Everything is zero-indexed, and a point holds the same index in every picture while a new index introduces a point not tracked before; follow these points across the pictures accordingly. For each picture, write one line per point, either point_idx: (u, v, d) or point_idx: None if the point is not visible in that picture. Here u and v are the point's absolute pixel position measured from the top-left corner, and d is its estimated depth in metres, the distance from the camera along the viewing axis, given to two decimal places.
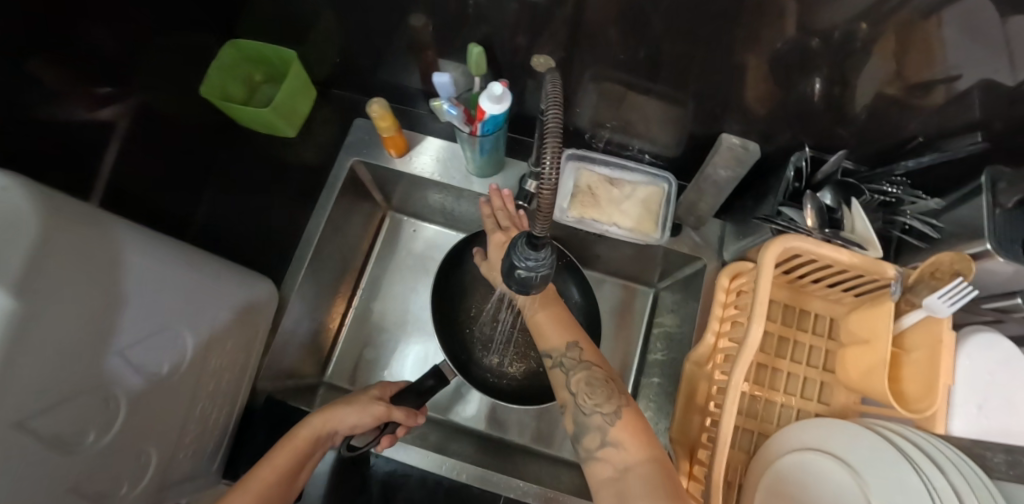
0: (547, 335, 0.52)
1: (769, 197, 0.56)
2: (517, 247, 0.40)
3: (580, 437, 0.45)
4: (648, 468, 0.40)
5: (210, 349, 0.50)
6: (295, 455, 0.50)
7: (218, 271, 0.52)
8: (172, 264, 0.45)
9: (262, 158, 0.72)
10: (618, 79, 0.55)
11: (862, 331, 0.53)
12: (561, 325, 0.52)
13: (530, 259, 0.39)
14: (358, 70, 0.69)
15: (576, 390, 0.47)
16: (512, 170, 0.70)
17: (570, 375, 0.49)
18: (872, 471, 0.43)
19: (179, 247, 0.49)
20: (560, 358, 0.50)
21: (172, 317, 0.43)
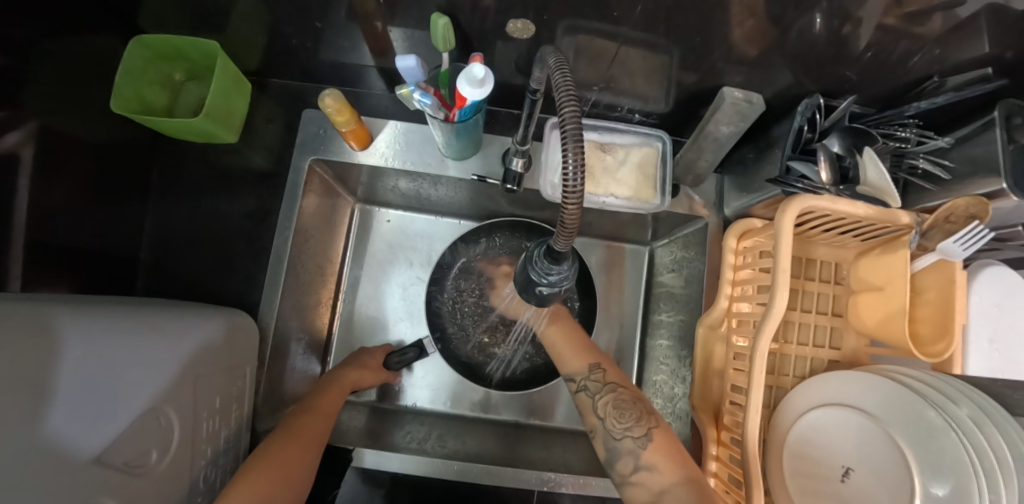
0: (568, 363, 0.56)
1: (776, 151, 0.52)
2: (535, 260, 0.36)
3: (614, 462, 0.47)
4: (683, 488, 0.41)
5: (200, 410, 0.45)
6: (339, 397, 0.56)
7: (184, 320, 0.46)
8: (113, 334, 0.38)
9: (203, 173, 0.61)
10: (599, 38, 0.48)
11: (875, 279, 0.53)
12: (579, 352, 0.56)
13: (552, 275, 0.35)
14: (289, 49, 0.58)
15: (604, 413, 0.50)
16: (493, 147, 0.61)
17: (596, 398, 0.51)
18: (899, 421, 0.45)
19: (123, 312, 0.42)
20: (582, 384, 0.53)
21: (143, 396, 0.38)
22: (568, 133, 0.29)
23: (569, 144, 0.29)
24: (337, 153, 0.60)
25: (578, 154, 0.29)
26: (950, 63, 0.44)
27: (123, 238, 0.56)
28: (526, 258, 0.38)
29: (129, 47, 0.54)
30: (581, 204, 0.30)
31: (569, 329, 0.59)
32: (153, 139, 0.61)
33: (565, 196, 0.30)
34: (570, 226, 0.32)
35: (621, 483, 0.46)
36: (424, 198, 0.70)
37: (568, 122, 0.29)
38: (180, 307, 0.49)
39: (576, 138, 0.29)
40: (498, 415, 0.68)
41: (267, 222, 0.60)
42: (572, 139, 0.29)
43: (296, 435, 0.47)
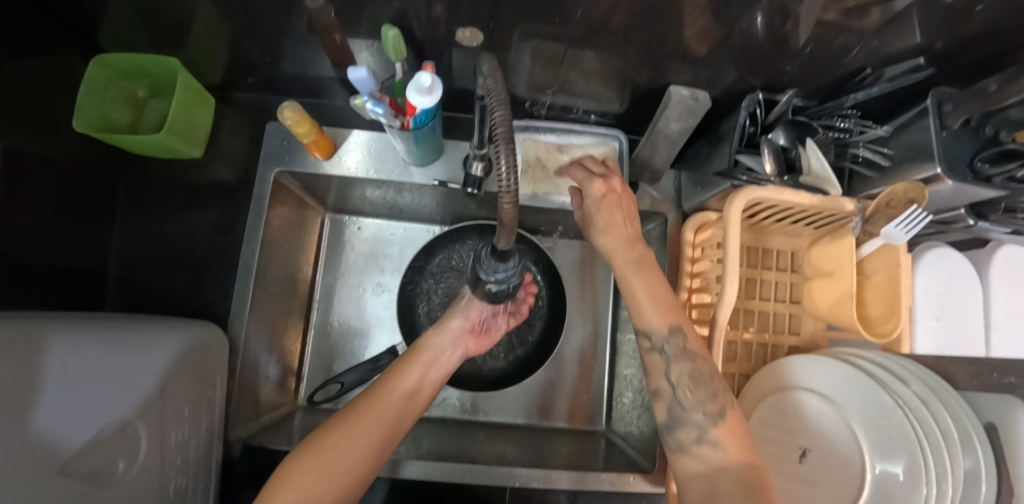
0: (642, 310, 0.47)
1: (724, 145, 0.54)
2: (483, 259, 0.38)
3: (673, 428, 0.43)
4: (747, 473, 0.38)
5: (170, 423, 0.45)
6: (415, 375, 0.53)
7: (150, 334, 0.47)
8: (85, 347, 0.40)
9: (170, 188, 0.62)
10: (552, 41, 0.49)
11: (825, 265, 0.55)
12: (652, 288, 0.47)
13: (499, 272, 0.37)
14: (253, 63, 0.59)
15: (677, 381, 0.44)
16: (454, 153, 0.62)
17: (672, 364, 0.44)
18: (853, 403, 0.47)
19: (87, 329, 0.42)
20: (658, 345, 0.45)
21: (114, 407, 0.39)
22: (499, 137, 0.31)
23: (501, 147, 0.30)
24: (304, 164, 0.61)
25: (510, 154, 0.30)
26: (884, 54, 0.46)
27: (91, 254, 0.57)
28: (474, 258, 0.39)
29: (89, 67, 0.55)
30: (518, 202, 0.32)
31: (623, 236, 0.49)
32: (120, 154, 0.62)
33: (501, 196, 0.31)
34: (508, 224, 0.33)
35: (676, 450, 0.42)
36: (393, 205, 0.71)
37: (497, 125, 0.31)
38: (144, 323, 0.49)
39: (508, 142, 0.30)
40: (488, 416, 0.70)
41: (234, 234, 0.61)
42: (503, 141, 0.30)
43: (358, 416, 0.46)
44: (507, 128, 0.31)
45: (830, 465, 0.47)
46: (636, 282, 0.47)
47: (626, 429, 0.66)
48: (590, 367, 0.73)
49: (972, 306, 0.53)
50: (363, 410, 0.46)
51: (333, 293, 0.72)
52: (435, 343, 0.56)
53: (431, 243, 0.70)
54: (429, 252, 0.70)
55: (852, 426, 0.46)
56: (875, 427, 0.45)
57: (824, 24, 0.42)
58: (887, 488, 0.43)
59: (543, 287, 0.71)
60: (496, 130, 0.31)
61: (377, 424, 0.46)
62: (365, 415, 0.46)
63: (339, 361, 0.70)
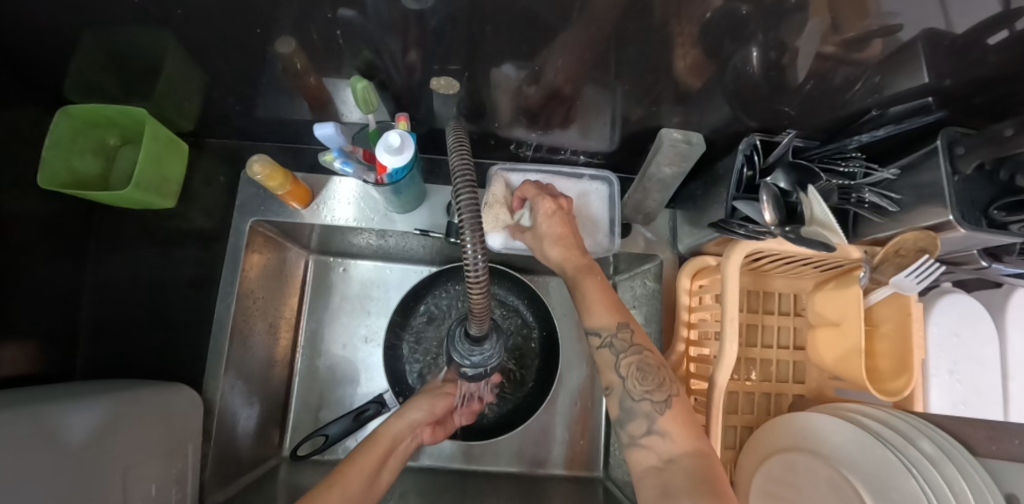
0: (589, 312, 0.45)
1: (721, 191, 0.51)
2: (457, 340, 0.35)
3: (625, 422, 0.41)
4: (695, 463, 0.36)
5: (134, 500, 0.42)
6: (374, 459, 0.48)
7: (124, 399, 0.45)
8: (61, 412, 0.39)
9: (143, 241, 0.59)
10: (533, 81, 0.46)
11: (831, 313, 0.51)
12: (606, 301, 0.45)
13: (475, 355, 0.34)
14: (227, 111, 0.57)
15: (627, 373, 0.42)
16: (437, 199, 0.60)
17: (618, 357, 0.43)
18: (856, 459, 0.44)
19: (59, 402, 0.41)
20: (608, 339, 0.44)
21: (66, 489, 0.36)
22: (466, 223, 0.28)
23: (467, 234, 0.28)
24: (280, 212, 0.58)
25: (479, 241, 0.28)
26: (886, 94, 0.43)
27: (63, 318, 0.54)
28: (448, 337, 0.37)
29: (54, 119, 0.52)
30: (487, 290, 0.30)
31: (571, 244, 0.49)
32: (91, 208, 0.59)
33: (470, 284, 0.30)
34: (478, 312, 0.31)
35: (627, 444, 0.40)
36: (377, 248, 0.68)
37: (464, 209, 0.28)
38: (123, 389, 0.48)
39: (476, 225, 0.28)
40: (483, 464, 0.67)
41: (210, 288, 0.58)
42: (471, 224, 0.28)
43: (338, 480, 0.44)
44: (475, 208, 0.29)
45: None
46: (589, 283, 0.47)
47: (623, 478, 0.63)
48: (588, 411, 0.70)
49: (988, 354, 0.50)
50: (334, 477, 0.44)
51: (318, 339, 0.69)
52: (392, 429, 0.52)
53: (416, 287, 0.67)
54: (415, 296, 0.67)
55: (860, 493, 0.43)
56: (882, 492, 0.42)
57: (824, 57, 0.39)
58: None
59: (535, 329, 0.68)
60: (462, 215, 0.29)
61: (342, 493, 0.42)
62: (341, 477, 0.44)
63: (325, 410, 0.67)
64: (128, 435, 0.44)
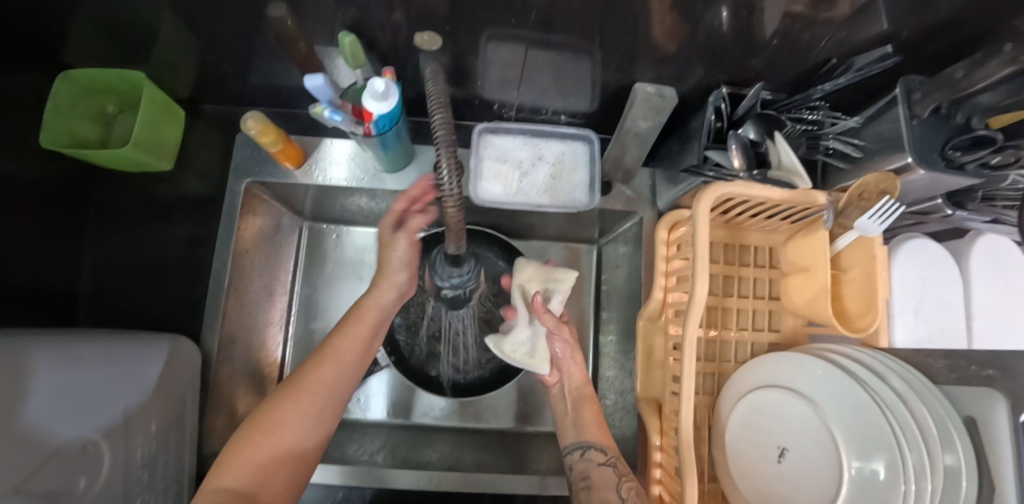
0: (592, 434, 0.54)
1: (694, 143, 0.53)
2: (436, 264, 0.38)
3: None
4: None
5: (136, 437, 0.44)
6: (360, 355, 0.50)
7: (115, 349, 0.47)
8: (54, 361, 0.42)
9: (142, 203, 0.62)
10: (515, 43, 0.48)
11: (802, 260, 0.53)
12: (597, 423, 0.55)
13: (455, 277, 0.38)
14: (221, 77, 0.58)
15: (627, 494, 0.47)
16: (425, 160, 0.62)
17: (622, 479, 0.49)
18: (830, 399, 0.46)
19: (49, 348, 0.42)
20: (610, 460, 0.51)
21: (70, 426, 0.39)
22: (441, 142, 0.30)
23: (443, 151, 0.30)
24: (274, 174, 0.61)
25: (453, 162, 0.30)
26: (849, 44, 0.45)
27: (63, 274, 0.56)
28: (428, 263, 0.39)
29: (55, 84, 0.54)
30: (461, 204, 0.32)
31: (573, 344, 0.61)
32: (91, 171, 0.61)
33: (444, 199, 0.32)
34: (453, 226, 0.33)
35: None
36: (369, 212, 0.70)
37: (439, 131, 0.30)
38: (110, 336, 0.49)
39: (450, 144, 0.30)
40: (483, 423, 0.68)
41: (206, 248, 0.61)
42: (444, 142, 0.30)
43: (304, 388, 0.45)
44: (449, 129, 0.31)
45: (811, 464, 0.45)
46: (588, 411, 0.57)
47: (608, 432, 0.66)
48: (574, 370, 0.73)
49: (953, 296, 0.52)
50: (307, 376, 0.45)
51: (312, 302, 0.72)
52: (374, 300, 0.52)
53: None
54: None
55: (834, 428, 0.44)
56: (854, 424, 0.43)
57: (790, 16, 0.41)
58: (867, 489, 0.41)
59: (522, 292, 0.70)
60: (436, 132, 0.30)
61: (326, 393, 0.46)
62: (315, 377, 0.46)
63: None
64: (135, 377, 0.46)
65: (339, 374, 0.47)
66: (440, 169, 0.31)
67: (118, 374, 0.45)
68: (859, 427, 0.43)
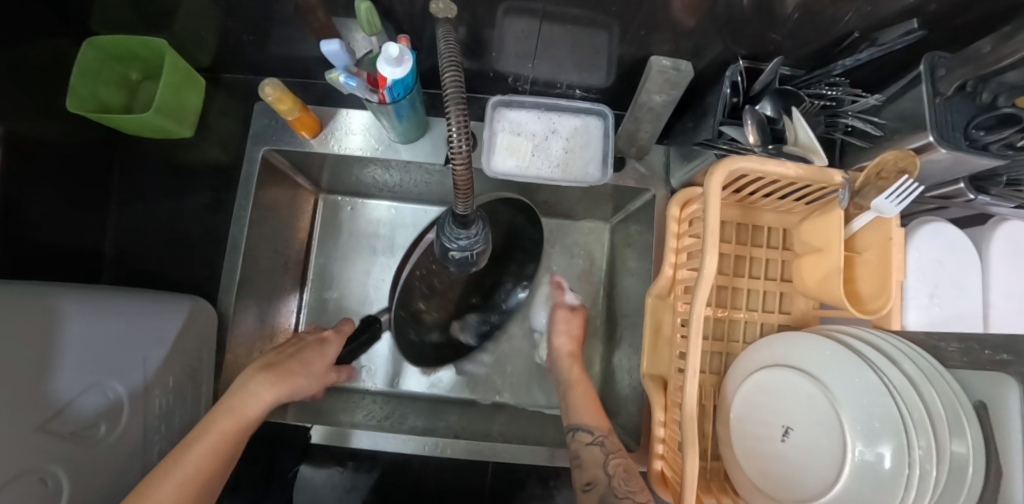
0: (581, 417, 0.55)
1: (710, 119, 0.52)
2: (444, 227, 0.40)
3: None
4: None
5: (153, 389, 0.45)
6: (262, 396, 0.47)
7: (138, 303, 0.47)
8: (89, 300, 0.43)
9: (163, 166, 0.63)
10: (528, 14, 0.48)
11: (816, 241, 0.53)
12: (591, 407, 0.56)
13: (462, 238, 0.40)
14: (241, 46, 0.59)
15: (613, 471, 0.48)
16: (438, 132, 0.62)
17: (609, 456, 0.49)
18: (837, 380, 0.45)
19: (76, 294, 0.43)
20: (598, 438, 0.51)
21: (99, 367, 0.41)
22: (451, 108, 0.31)
23: (452, 113, 0.31)
24: (290, 143, 0.62)
25: (462, 128, 0.31)
26: (872, 19, 0.44)
27: (88, 233, 0.58)
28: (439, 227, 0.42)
29: (82, 50, 0.55)
30: (470, 164, 0.32)
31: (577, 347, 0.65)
32: (116, 135, 0.63)
33: (452, 158, 0.32)
34: (464, 189, 0.34)
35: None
36: (384, 184, 0.71)
37: (450, 98, 0.31)
38: (122, 291, 0.49)
39: (459, 104, 0.31)
40: (497, 396, 0.71)
41: (225, 214, 0.62)
42: (455, 101, 0.31)
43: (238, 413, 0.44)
44: (459, 92, 0.32)
45: (813, 443, 0.45)
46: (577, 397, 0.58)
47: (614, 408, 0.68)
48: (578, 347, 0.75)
49: (972, 281, 0.51)
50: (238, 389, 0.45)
51: (327, 271, 0.74)
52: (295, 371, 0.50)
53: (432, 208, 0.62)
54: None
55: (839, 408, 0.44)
56: (860, 405, 0.43)
57: None
58: (868, 471, 0.41)
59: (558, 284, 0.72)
60: (447, 91, 0.32)
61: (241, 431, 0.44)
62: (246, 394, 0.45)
63: None
64: (149, 335, 0.46)
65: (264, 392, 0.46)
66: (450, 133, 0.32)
67: (133, 329, 0.45)
68: (868, 409, 0.42)
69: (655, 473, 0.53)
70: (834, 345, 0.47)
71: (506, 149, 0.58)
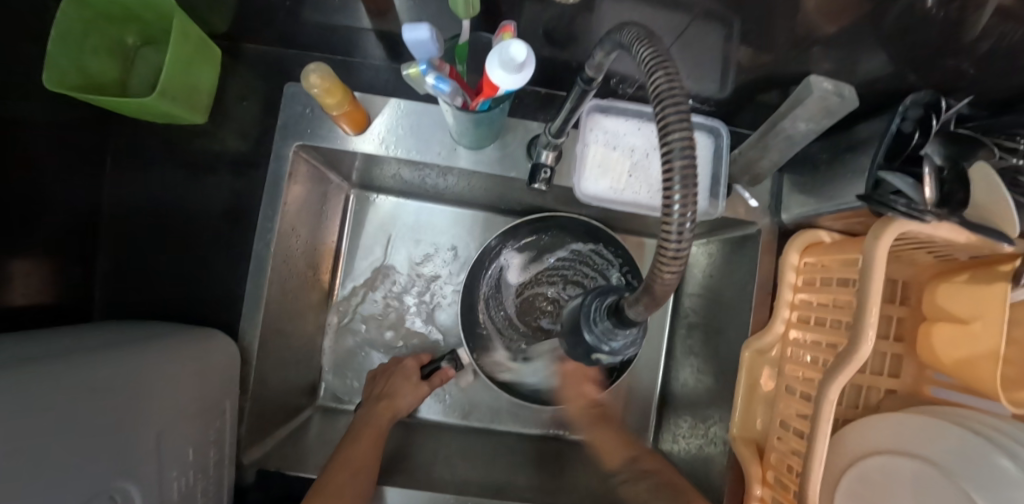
0: None
1: (866, 156, 0.42)
2: (593, 318, 0.28)
3: None
4: None
5: (168, 469, 0.37)
6: (376, 441, 0.49)
7: (160, 355, 0.38)
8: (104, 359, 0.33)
9: (165, 156, 0.50)
10: (671, 8, 0.36)
11: (955, 307, 0.45)
12: (667, 480, 0.46)
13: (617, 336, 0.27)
14: (268, 14, 0.46)
15: None
16: (512, 135, 0.49)
17: None
18: (970, 471, 0.38)
19: (68, 351, 0.32)
20: None
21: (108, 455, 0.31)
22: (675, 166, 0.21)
23: (676, 167, 0.21)
24: (328, 137, 0.49)
25: (688, 196, 0.22)
26: None
27: (77, 245, 0.46)
28: (579, 311, 0.30)
29: (61, 4, 0.42)
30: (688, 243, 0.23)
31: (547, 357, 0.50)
32: (106, 115, 0.49)
33: (664, 238, 0.22)
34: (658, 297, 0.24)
35: None
36: (430, 187, 0.59)
37: (673, 152, 0.21)
38: (136, 338, 0.39)
39: (687, 158, 0.21)
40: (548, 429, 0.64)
41: (244, 221, 0.50)
42: (680, 145, 0.21)
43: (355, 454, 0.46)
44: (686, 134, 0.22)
45: None
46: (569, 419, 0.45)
47: (671, 445, 0.62)
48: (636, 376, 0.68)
49: None
50: (387, 395, 0.54)
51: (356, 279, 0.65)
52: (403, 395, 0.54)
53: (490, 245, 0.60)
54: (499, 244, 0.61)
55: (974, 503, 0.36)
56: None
57: None
58: None
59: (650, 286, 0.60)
60: (669, 132, 0.22)
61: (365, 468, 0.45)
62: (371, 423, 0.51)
63: (362, 355, 0.64)
64: (164, 403, 0.37)
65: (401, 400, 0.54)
66: (665, 202, 0.22)
67: (151, 398, 0.35)
68: None
69: None
70: (959, 430, 0.40)
71: (596, 169, 0.48)
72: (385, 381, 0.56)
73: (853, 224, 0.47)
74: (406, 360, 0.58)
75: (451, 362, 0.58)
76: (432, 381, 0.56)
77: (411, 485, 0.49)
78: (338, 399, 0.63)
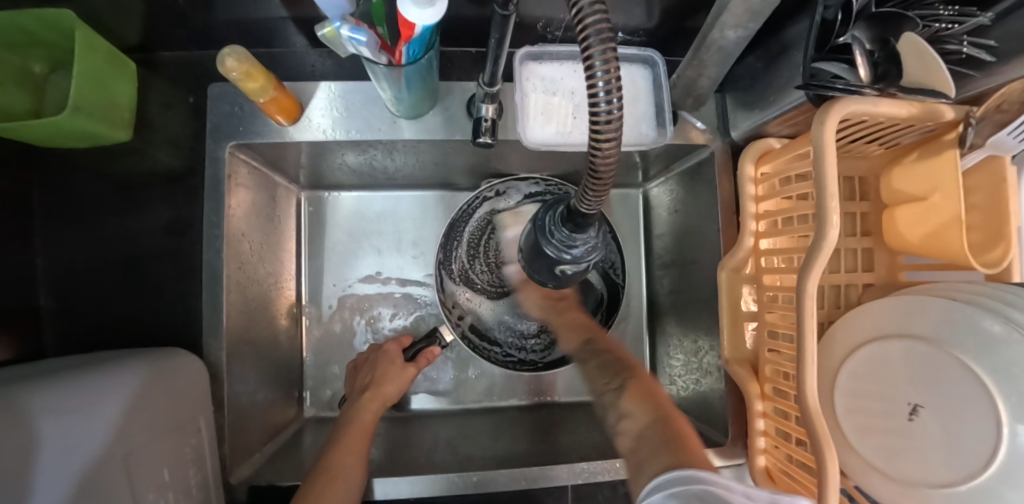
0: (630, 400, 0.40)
1: (796, 54, 0.42)
2: (551, 231, 0.33)
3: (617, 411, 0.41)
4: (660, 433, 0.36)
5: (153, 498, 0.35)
6: (363, 437, 0.48)
7: (100, 373, 0.35)
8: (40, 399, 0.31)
9: (92, 182, 0.48)
10: None
11: (914, 186, 0.45)
12: (641, 391, 0.41)
13: (576, 248, 0.32)
14: (176, 15, 0.44)
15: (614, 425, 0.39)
16: (449, 98, 0.48)
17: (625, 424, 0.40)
18: (962, 339, 0.36)
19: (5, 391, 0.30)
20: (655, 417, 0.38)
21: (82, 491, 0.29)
22: (593, 50, 0.20)
23: (596, 64, 0.20)
24: (261, 132, 0.47)
25: (613, 78, 0.21)
26: None
27: (9, 284, 0.44)
28: (538, 230, 0.35)
29: None
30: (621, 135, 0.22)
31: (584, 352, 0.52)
32: (26, 151, 0.46)
33: (597, 130, 0.22)
34: (604, 179, 0.24)
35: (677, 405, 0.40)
36: (379, 171, 0.58)
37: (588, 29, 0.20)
38: (74, 368, 0.37)
39: (608, 39, 0.20)
40: (547, 397, 0.64)
41: (192, 234, 0.48)
42: (597, 23, 0.20)
43: (347, 448, 0.46)
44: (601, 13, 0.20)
45: (949, 424, 0.35)
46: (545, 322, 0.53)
47: (670, 387, 0.64)
48: (619, 328, 0.69)
49: None
50: (376, 389, 0.53)
51: (321, 280, 0.63)
52: (392, 384, 0.54)
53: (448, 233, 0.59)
54: (467, 214, 0.59)
55: (970, 371, 0.35)
56: (995, 363, 0.34)
57: None
58: None
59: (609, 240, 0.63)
60: (583, 15, 0.20)
61: (354, 465, 0.44)
62: (358, 420, 0.50)
63: (342, 356, 0.63)
64: (140, 425, 0.35)
65: (390, 391, 0.53)
66: (592, 98, 0.21)
67: (122, 415, 0.34)
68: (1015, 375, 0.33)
69: (760, 469, 0.47)
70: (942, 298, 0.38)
71: (540, 117, 0.47)
72: (369, 369, 0.56)
73: (799, 125, 0.47)
74: (386, 346, 0.58)
75: (436, 342, 0.58)
76: (419, 363, 0.56)
77: (411, 472, 0.48)
78: (325, 406, 0.61)
